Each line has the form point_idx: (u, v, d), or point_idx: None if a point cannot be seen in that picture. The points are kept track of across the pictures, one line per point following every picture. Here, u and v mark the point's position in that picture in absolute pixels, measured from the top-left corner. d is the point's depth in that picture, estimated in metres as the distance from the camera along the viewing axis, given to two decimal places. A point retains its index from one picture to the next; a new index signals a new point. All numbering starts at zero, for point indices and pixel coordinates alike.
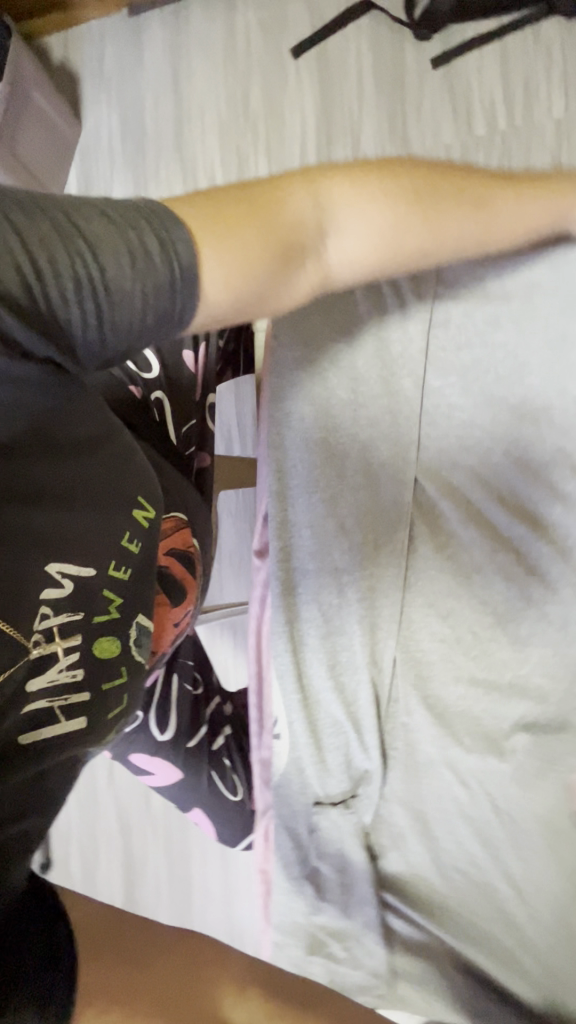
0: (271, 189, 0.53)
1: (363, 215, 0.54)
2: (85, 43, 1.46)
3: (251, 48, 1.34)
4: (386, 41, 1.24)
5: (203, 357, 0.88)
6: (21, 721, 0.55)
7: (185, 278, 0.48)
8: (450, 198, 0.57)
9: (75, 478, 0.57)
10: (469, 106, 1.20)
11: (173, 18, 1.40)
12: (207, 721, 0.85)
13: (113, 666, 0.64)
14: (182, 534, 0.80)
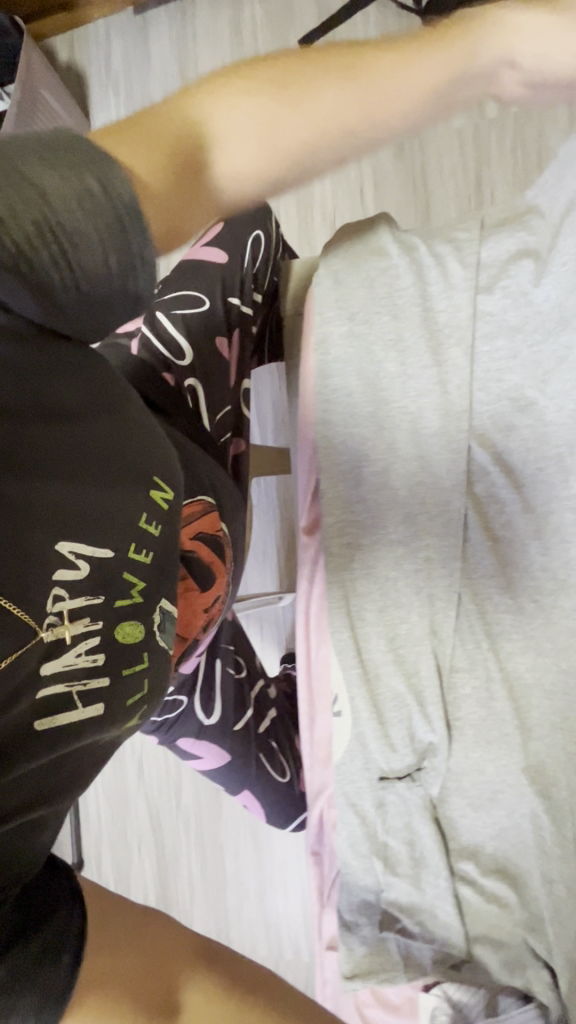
0: (180, 96, 0.44)
1: (293, 93, 0.44)
2: (92, 44, 1.47)
3: (258, 41, 1.34)
4: (394, 28, 1.25)
5: (237, 342, 0.89)
6: (34, 711, 0.47)
7: (143, 236, 0.41)
8: (390, 63, 0.46)
9: (79, 451, 0.51)
10: None
11: (179, 14, 1.40)
12: (252, 705, 0.85)
13: (136, 654, 0.56)
14: (210, 518, 0.75)
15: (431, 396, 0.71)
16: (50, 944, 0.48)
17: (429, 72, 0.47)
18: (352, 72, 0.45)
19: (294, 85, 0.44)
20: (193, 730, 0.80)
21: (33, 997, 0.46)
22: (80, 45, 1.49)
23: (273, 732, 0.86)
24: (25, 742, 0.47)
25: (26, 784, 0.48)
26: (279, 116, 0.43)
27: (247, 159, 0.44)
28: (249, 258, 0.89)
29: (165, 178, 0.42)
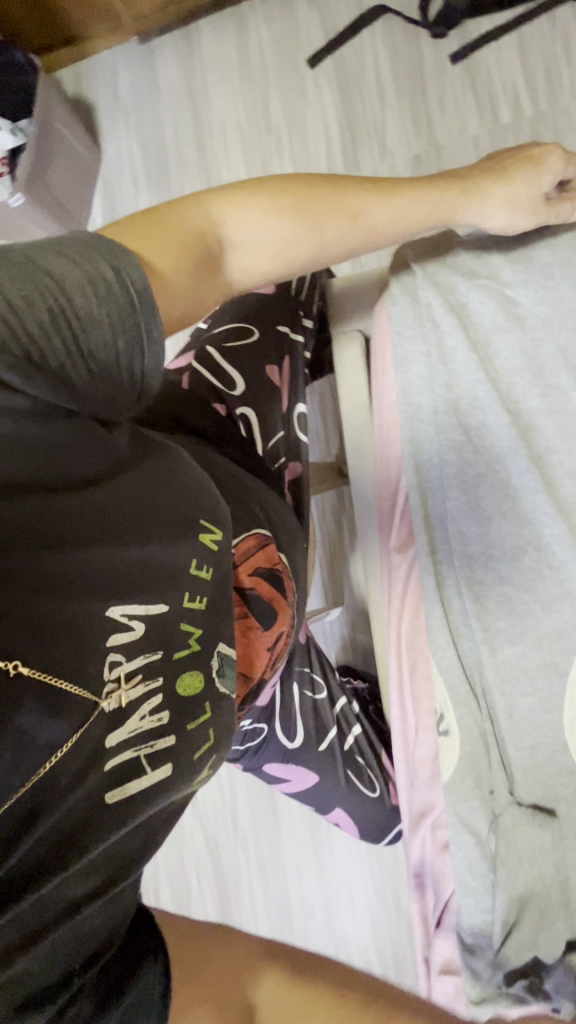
0: (200, 207, 0.54)
1: (278, 215, 0.56)
2: (98, 75, 1.48)
3: (266, 62, 1.36)
4: (402, 42, 1.27)
5: (287, 366, 0.84)
6: (103, 787, 0.44)
7: (150, 338, 0.49)
8: (350, 210, 0.59)
9: (113, 507, 0.49)
10: (492, 97, 1.22)
11: (184, 41, 1.42)
12: (335, 724, 0.80)
13: (198, 708, 0.53)
14: (265, 549, 0.69)
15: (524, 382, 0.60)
16: (137, 996, 0.50)
17: (407, 210, 0.61)
18: (311, 206, 0.57)
19: (264, 209, 0.56)
20: (275, 753, 0.78)
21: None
22: (85, 77, 1.50)
23: (358, 749, 0.80)
24: (99, 822, 0.44)
25: (101, 866, 0.45)
26: (290, 235, 0.57)
27: (256, 262, 0.57)
28: (294, 283, 0.85)
29: (184, 253, 0.51)
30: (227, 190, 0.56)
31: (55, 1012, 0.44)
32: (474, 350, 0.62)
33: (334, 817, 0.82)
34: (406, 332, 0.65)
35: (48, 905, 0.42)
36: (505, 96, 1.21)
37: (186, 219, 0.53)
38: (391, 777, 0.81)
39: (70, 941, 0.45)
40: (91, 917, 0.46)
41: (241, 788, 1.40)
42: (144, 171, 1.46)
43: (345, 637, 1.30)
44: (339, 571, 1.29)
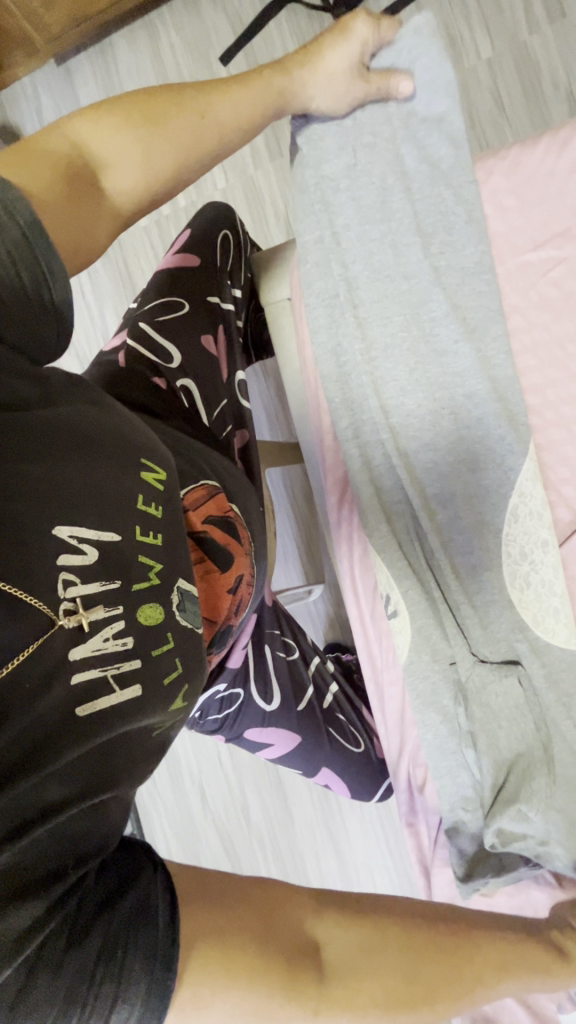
0: (59, 132, 0.61)
1: (129, 133, 0.62)
2: (22, 103, 1.53)
3: (181, 67, 1.40)
4: (308, 27, 1.29)
5: (222, 336, 0.86)
6: (72, 697, 0.47)
7: (37, 229, 0.54)
8: (198, 116, 0.64)
9: (55, 440, 0.54)
10: None
11: (100, 58, 1.46)
12: (312, 682, 0.83)
13: (164, 635, 0.57)
14: (217, 498, 0.73)
15: (428, 343, 0.72)
16: (138, 909, 0.45)
17: (247, 96, 0.66)
18: (157, 120, 0.63)
19: (113, 126, 0.62)
20: (255, 717, 0.80)
21: (141, 959, 0.43)
22: (10, 106, 1.54)
23: (337, 706, 0.84)
24: (72, 728, 0.47)
25: (81, 771, 0.47)
26: (152, 148, 0.63)
27: (132, 180, 0.64)
28: (221, 258, 0.87)
29: (51, 173, 0.58)
30: (83, 114, 0.62)
31: (49, 901, 0.43)
32: (391, 309, 0.73)
33: (323, 779, 0.84)
34: (314, 279, 0.77)
35: (27, 801, 0.43)
36: None
37: (44, 148, 0.59)
38: (372, 731, 0.85)
39: (58, 838, 0.45)
40: (75, 824, 0.47)
41: (247, 780, 1.37)
42: None
43: (331, 613, 1.29)
44: (315, 546, 1.30)
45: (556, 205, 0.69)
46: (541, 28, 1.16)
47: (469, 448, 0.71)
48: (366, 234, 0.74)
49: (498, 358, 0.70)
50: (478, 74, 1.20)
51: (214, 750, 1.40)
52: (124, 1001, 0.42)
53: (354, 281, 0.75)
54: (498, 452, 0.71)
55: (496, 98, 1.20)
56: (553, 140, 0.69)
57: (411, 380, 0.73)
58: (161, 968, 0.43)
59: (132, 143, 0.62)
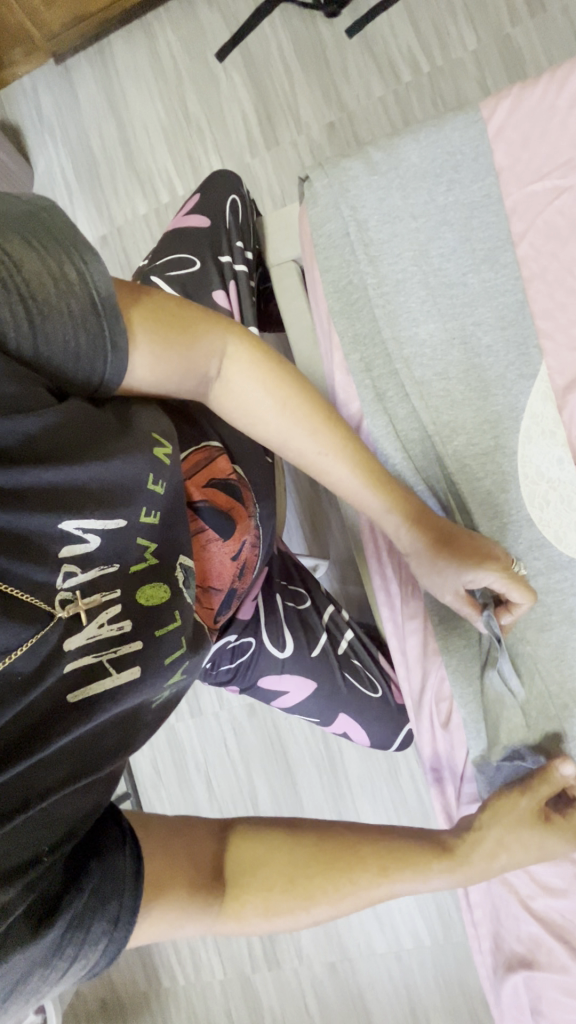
0: (210, 327, 0.62)
1: (256, 391, 0.65)
2: (21, 100, 1.56)
3: (178, 63, 1.44)
4: (301, 24, 1.35)
5: (234, 291, 0.84)
6: (64, 687, 0.47)
7: (107, 304, 0.52)
8: (338, 434, 0.69)
9: (66, 430, 0.50)
10: (391, 60, 1.30)
11: (98, 56, 1.50)
12: (325, 630, 0.82)
13: (167, 615, 0.55)
14: (217, 460, 0.71)
15: (435, 287, 0.76)
16: (104, 879, 0.48)
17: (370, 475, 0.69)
18: (287, 411, 0.66)
19: (256, 377, 0.65)
20: (269, 664, 0.80)
21: (106, 921, 0.48)
22: (9, 103, 1.57)
23: (353, 651, 0.82)
24: (66, 717, 0.47)
25: (67, 757, 0.48)
26: (265, 411, 0.66)
27: (233, 407, 0.66)
28: (231, 215, 0.86)
29: (176, 359, 0.59)
30: (246, 344, 0.64)
31: (26, 886, 0.44)
32: (403, 257, 0.77)
33: (341, 725, 0.84)
34: (324, 231, 0.80)
35: (13, 788, 0.44)
36: (402, 58, 1.30)
37: (198, 331, 0.60)
38: (391, 675, 0.83)
39: (44, 820, 0.46)
40: (60, 805, 0.47)
41: (255, 765, 1.33)
42: (78, 180, 1.53)
43: (337, 585, 1.28)
44: (321, 517, 1.31)
45: (559, 139, 0.72)
46: (523, 20, 1.23)
47: (483, 377, 0.74)
48: (373, 187, 0.78)
49: (507, 285, 0.74)
50: (465, 64, 1.26)
51: (219, 736, 1.36)
52: (87, 944, 0.47)
53: (362, 222, 0.79)
54: (508, 380, 0.73)
55: (482, 86, 1.26)
56: (546, 91, 0.72)
57: (423, 309, 0.76)
58: (123, 918, 0.49)
59: (257, 391, 0.65)
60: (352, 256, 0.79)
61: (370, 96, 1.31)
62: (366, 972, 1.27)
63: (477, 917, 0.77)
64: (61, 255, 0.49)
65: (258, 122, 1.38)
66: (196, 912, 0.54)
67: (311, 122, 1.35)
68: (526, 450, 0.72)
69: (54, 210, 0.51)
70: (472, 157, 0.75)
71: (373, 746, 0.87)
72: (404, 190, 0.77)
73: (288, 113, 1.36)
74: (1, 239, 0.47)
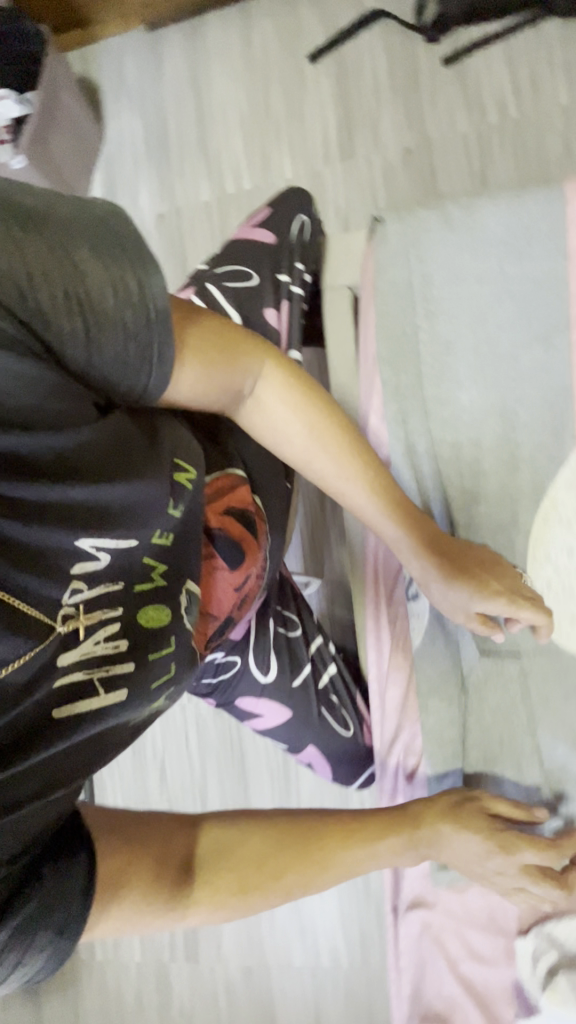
0: (247, 349, 0.62)
1: (286, 413, 0.66)
2: (105, 58, 1.54)
3: (268, 57, 1.43)
4: (398, 44, 1.34)
5: (286, 313, 0.84)
6: (51, 701, 0.48)
7: (159, 316, 0.51)
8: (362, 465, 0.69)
9: (95, 450, 0.51)
10: (481, 99, 1.29)
11: (190, 32, 1.48)
12: (309, 661, 0.83)
13: (164, 639, 0.56)
14: (237, 489, 0.71)
15: (484, 347, 0.77)
16: (60, 882, 0.51)
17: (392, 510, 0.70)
18: (313, 433, 0.67)
19: (289, 399, 0.65)
20: (249, 686, 0.81)
21: (58, 925, 0.51)
22: (92, 60, 1.55)
23: (330, 688, 0.83)
24: (49, 733, 0.48)
25: (45, 771, 0.49)
26: (292, 434, 0.67)
27: (261, 423, 0.67)
28: (296, 236, 0.87)
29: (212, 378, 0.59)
30: (282, 365, 0.65)
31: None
32: (458, 313, 0.77)
33: (307, 757, 0.85)
34: (385, 271, 0.80)
35: None
36: (492, 100, 1.29)
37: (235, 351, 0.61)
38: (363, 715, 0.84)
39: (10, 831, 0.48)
40: (30, 816, 0.49)
41: (211, 764, 1.35)
42: (147, 153, 1.51)
43: (325, 607, 1.30)
44: (321, 538, 1.32)
45: None
46: None
47: (512, 446, 0.75)
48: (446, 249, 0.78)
49: (554, 361, 0.74)
50: (552, 119, 1.26)
51: (182, 729, 1.37)
52: (41, 945, 0.50)
53: (426, 269, 0.79)
54: (537, 454, 0.74)
55: (565, 144, 1.26)
56: None
57: (468, 368, 0.77)
58: (79, 915, 0.52)
59: (287, 413, 0.66)
60: (409, 299, 0.79)
61: (452, 131, 1.31)
62: (280, 982, 1.30)
63: (401, 963, 0.79)
64: (123, 265, 0.50)
65: (337, 134, 1.37)
66: (166, 902, 0.59)
67: (389, 145, 1.34)
68: (541, 526, 0.73)
69: (124, 220, 0.52)
70: (546, 228, 0.75)
71: (332, 781, 0.88)
72: (472, 247, 0.77)
73: (368, 130, 1.35)
74: (68, 249, 0.48)
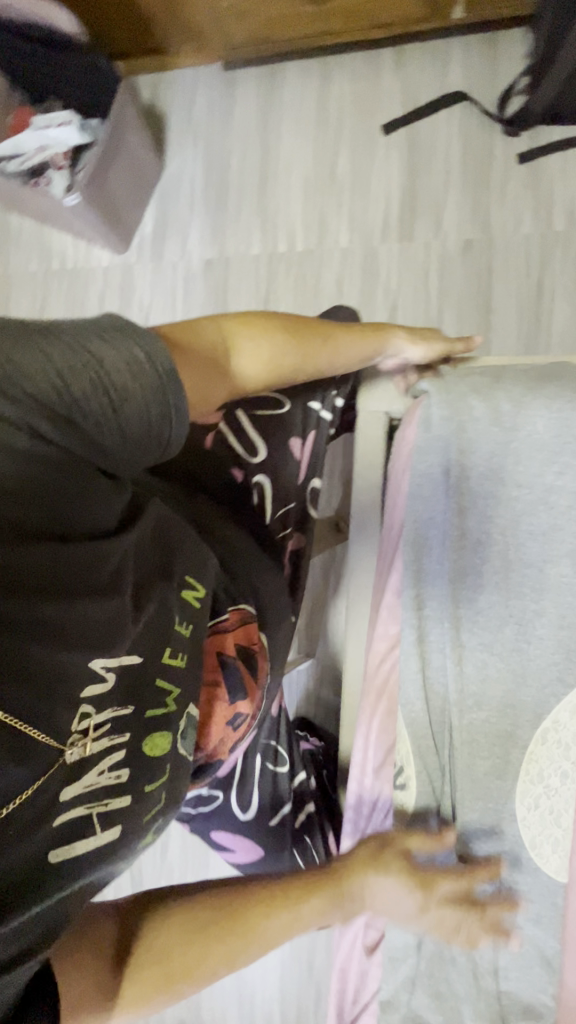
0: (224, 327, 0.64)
1: (268, 340, 0.66)
2: (175, 88, 1.50)
3: (341, 119, 1.39)
4: (476, 131, 1.30)
5: (311, 444, 0.82)
6: (49, 844, 0.47)
7: (173, 377, 0.51)
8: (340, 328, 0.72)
9: (114, 562, 0.52)
10: (551, 203, 1.26)
11: (266, 77, 1.44)
12: (290, 799, 0.83)
13: (160, 766, 0.57)
14: (248, 627, 0.73)
15: None
16: None
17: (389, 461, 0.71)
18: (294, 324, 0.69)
19: (269, 347, 0.66)
20: (228, 819, 0.84)
21: None
22: (163, 88, 1.51)
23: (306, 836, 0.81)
24: (41, 879, 0.47)
25: (35, 922, 0.47)
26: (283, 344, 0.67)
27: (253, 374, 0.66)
28: None
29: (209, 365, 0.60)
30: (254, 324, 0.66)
31: None
32: None
33: None
34: None
35: None
36: (562, 205, 1.25)
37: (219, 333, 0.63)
38: None
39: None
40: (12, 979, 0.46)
41: None
42: (204, 193, 1.48)
43: (311, 689, 1.30)
44: (318, 620, 1.31)
45: None
46: None
47: None
48: (481, 395, 0.66)
49: None
50: None
51: None
52: None
53: None
54: None
55: None
56: None
57: None
58: None
59: (272, 344, 0.67)
60: None
61: (516, 230, 1.27)
62: None
63: None
64: (135, 349, 0.50)
65: (399, 211, 1.34)
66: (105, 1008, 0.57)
67: (450, 232, 1.31)
68: None
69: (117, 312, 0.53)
70: None
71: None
72: None
73: (431, 213, 1.32)
74: (82, 340, 0.48)
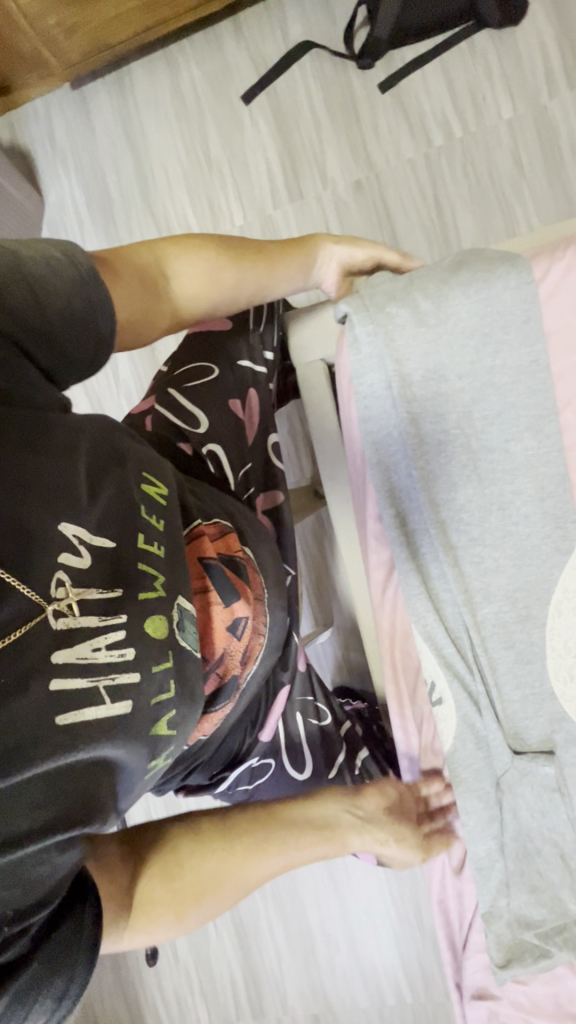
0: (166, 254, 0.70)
1: (207, 266, 0.71)
2: (33, 122, 1.49)
3: (200, 103, 1.38)
4: (331, 73, 1.30)
5: (254, 400, 0.83)
6: (51, 705, 0.45)
7: (86, 273, 0.59)
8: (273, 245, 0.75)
9: (58, 433, 0.53)
10: (423, 121, 1.26)
11: (116, 85, 1.43)
12: (342, 749, 0.83)
13: (164, 650, 0.54)
14: (227, 537, 0.70)
15: None
16: (62, 946, 0.48)
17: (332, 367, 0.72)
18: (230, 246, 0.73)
19: (208, 271, 0.71)
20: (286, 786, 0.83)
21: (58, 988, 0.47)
22: (20, 127, 1.50)
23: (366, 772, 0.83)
24: (51, 743, 0.45)
25: (59, 794, 0.46)
26: (219, 268, 0.72)
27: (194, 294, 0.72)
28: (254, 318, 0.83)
29: (140, 284, 0.66)
30: (199, 251, 0.71)
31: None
32: None
33: None
34: None
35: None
36: (434, 119, 1.26)
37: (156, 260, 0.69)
38: None
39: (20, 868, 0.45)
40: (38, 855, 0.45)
41: None
42: (91, 214, 1.47)
43: (339, 655, 1.29)
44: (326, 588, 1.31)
45: None
46: (560, 94, 1.20)
47: None
48: (399, 295, 0.65)
49: None
50: (499, 132, 1.23)
51: None
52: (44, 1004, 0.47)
53: None
54: None
55: (516, 157, 1.23)
56: None
57: None
58: (80, 966, 0.49)
59: (211, 270, 0.71)
60: None
61: (399, 156, 1.28)
62: None
63: None
64: (42, 256, 0.57)
65: (282, 172, 1.34)
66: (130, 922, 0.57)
67: (337, 177, 1.31)
68: None
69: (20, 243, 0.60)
70: None
71: None
72: None
73: (314, 164, 1.32)
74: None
